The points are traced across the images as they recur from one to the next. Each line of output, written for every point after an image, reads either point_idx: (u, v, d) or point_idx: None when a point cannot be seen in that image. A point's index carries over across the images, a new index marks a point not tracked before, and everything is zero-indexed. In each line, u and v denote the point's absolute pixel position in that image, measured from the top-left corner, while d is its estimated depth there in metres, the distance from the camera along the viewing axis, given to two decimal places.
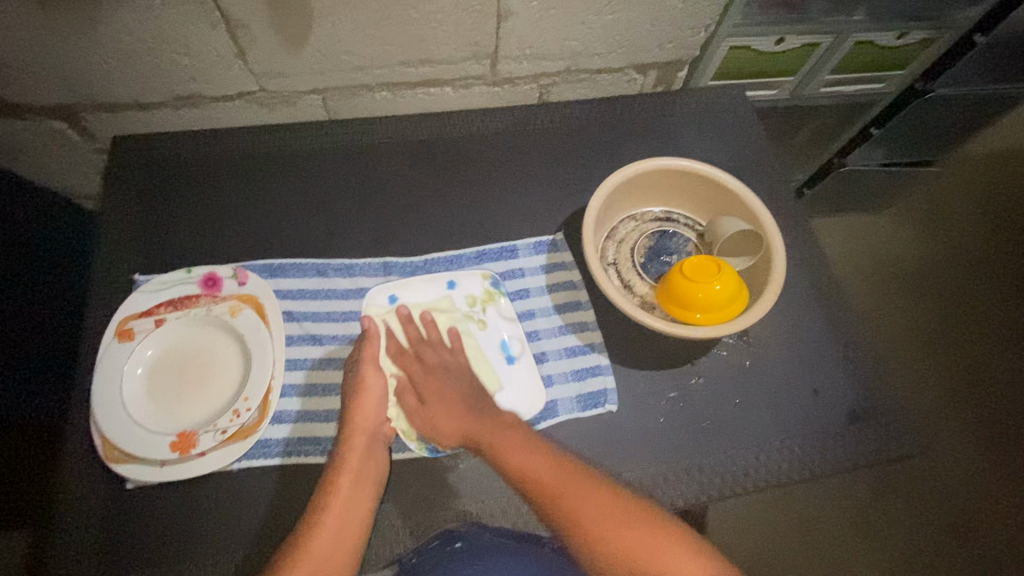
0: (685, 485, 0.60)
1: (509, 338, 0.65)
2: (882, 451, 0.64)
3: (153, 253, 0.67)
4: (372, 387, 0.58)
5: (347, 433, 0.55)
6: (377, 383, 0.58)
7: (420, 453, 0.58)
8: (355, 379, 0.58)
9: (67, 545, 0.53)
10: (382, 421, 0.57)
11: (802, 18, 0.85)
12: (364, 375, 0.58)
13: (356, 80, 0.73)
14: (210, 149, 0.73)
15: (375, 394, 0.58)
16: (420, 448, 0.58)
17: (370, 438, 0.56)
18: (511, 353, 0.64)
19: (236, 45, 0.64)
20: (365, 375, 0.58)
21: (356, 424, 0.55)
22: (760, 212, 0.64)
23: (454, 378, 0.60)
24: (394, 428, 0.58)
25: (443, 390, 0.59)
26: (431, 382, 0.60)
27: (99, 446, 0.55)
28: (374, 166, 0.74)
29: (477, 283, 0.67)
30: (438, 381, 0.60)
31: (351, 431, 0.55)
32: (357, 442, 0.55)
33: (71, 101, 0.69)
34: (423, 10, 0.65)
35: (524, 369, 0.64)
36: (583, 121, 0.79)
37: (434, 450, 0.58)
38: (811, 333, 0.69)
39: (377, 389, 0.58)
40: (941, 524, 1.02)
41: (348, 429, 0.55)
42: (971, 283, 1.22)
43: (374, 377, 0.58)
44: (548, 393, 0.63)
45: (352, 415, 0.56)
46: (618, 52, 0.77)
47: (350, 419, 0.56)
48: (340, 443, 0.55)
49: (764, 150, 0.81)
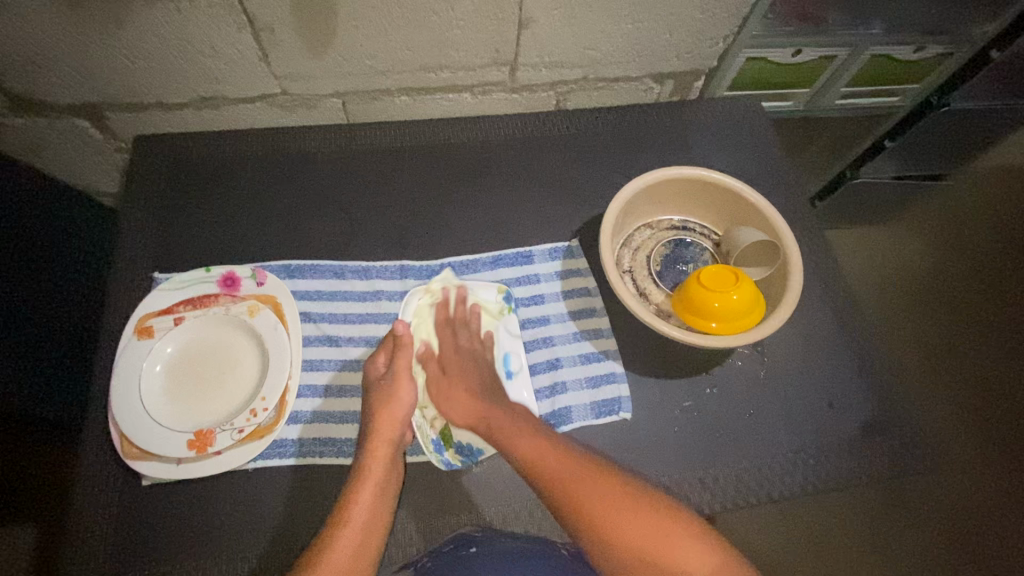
0: (698, 493, 0.60)
1: (511, 354, 0.64)
2: (897, 464, 0.63)
3: (173, 252, 0.67)
4: (403, 397, 0.57)
5: (371, 442, 0.55)
6: (409, 394, 0.57)
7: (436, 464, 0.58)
8: (387, 386, 0.58)
9: (84, 542, 0.53)
10: (403, 432, 0.57)
11: (819, 31, 0.85)
12: (398, 385, 0.57)
13: (376, 84, 0.73)
14: (231, 150, 0.74)
15: (405, 405, 0.57)
16: (436, 457, 0.59)
17: (392, 449, 0.55)
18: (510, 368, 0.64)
19: (259, 47, 0.65)
20: (398, 386, 0.57)
21: (381, 433, 0.55)
22: (777, 222, 0.64)
23: (476, 367, 0.61)
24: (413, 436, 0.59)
25: (466, 373, 0.60)
26: (458, 364, 0.61)
27: (117, 442, 0.55)
28: (392, 169, 0.75)
29: (491, 294, 0.66)
30: (461, 364, 0.61)
31: (375, 441, 0.55)
32: (380, 451, 0.55)
33: (96, 100, 0.69)
34: (446, 16, 0.65)
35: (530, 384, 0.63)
36: (599, 129, 0.80)
37: (450, 463, 0.59)
38: (827, 345, 0.69)
39: (408, 397, 0.57)
40: (950, 539, 1.01)
41: (370, 437, 0.55)
42: (983, 296, 1.21)
43: (407, 387, 0.58)
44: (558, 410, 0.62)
45: (375, 426, 0.55)
46: (637, 61, 0.77)
47: (375, 429, 0.55)
48: (363, 451, 0.54)
49: (780, 161, 0.81)
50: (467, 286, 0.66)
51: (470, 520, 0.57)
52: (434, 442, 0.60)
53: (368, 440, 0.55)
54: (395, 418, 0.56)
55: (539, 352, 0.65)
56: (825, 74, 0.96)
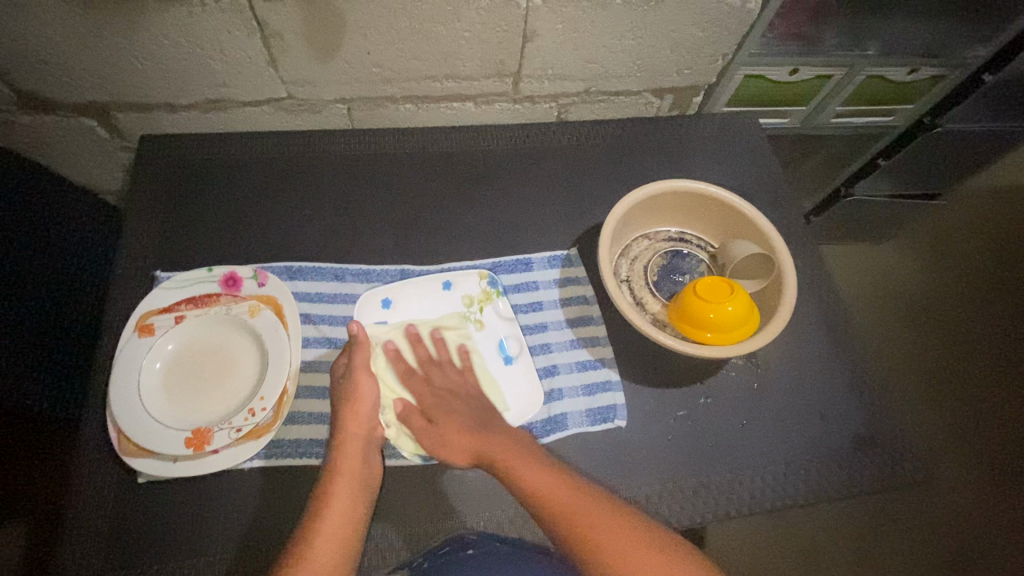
0: (691, 502, 0.60)
1: (507, 338, 0.66)
2: (887, 478, 0.64)
3: (176, 251, 0.68)
4: (365, 394, 0.57)
5: (341, 438, 0.55)
6: (370, 390, 0.58)
7: (412, 459, 0.59)
8: (349, 385, 0.57)
9: (78, 539, 0.54)
10: (374, 427, 0.57)
11: (817, 51, 0.87)
12: (357, 384, 0.57)
13: (381, 92, 0.74)
14: (236, 152, 0.75)
15: (368, 401, 0.57)
16: (412, 454, 0.59)
17: (362, 444, 0.56)
18: (508, 353, 0.65)
19: (269, 53, 0.66)
20: (359, 382, 0.57)
21: (348, 430, 0.56)
22: (772, 236, 0.66)
23: (461, 400, 0.61)
24: (386, 433, 0.59)
25: (450, 409, 0.60)
26: (442, 405, 0.60)
27: (116, 438, 0.55)
28: (396, 173, 0.76)
29: (475, 283, 0.68)
30: (445, 403, 0.61)
31: (343, 437, 0.55)
32: (350, 446, 0.55)
33: (104, 99, 0.70)
34: (452, 27, 0.67)
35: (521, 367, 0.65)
36: (599, 141, 0.81)
37: (426, 456, 0.59)
38: (819, 358, 0.70)
39: (370, 395, 0.57)
40: (943, 558, 1.01)
41: (339, 433, 0.56)
42: (973, 314, 1.23)
43: (367, 384, 0.58)
44: (507, 377, 0.64)
45: (342, 422, 0.56)
46: (638, 76, 0.79)
47: (341, 426, 0.56)
48: (333, 448, 0.55)
49: (777, 177, 0.83)
50: (449, 279, 0.68)
51: (462, 524, 0.57)
52: (412, 438, 0.60)
53: (337, 437, 0.55)
54: (361, 414, 0.57)
55: (519, 348, 0.66)
56: (821, 94, 0.97)
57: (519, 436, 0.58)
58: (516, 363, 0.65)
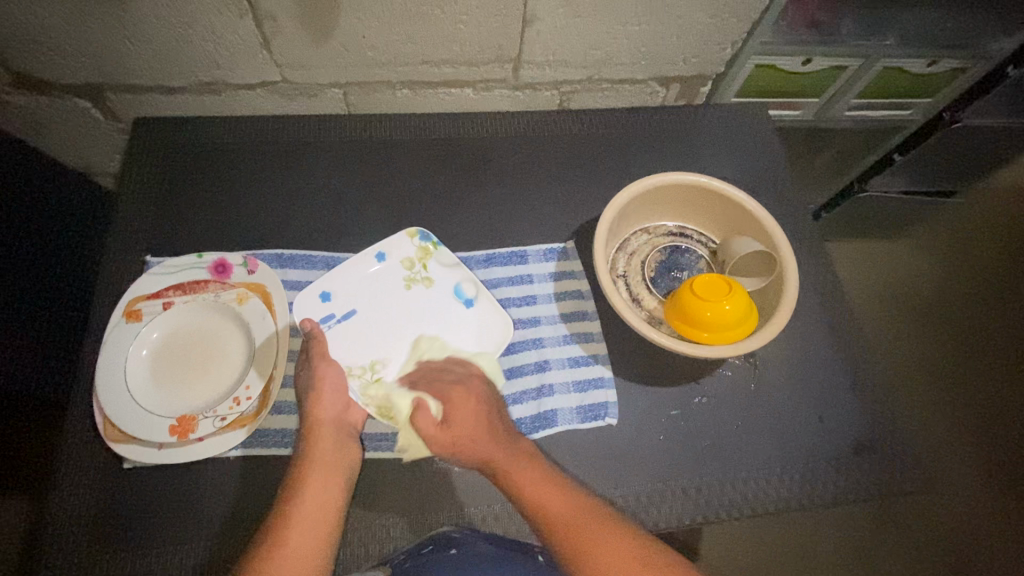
0: (680, 503, 0.59)
1: (460, 282, 0.65)
2: (886, 483, 0.62)
3: (167, 235, 0.67)
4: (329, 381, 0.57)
5: (311, 424, 0.55)
6: (334, 376, 0.57)
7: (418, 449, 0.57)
8: (310, 376, 0.57)
9: (61, 522, 0.54)
10: (342, 411, 0.57)
11: (831, 40, 0.84)
12: (317, 370, 0.57)
13: (378, 76, 0.73)
14: (229, 135, 0.74)
15: (332, 385, 0.57)
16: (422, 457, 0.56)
17: (333, 428, 0.55)
18: (466, 297, 0.64)
19: (261, 34, 0.65)
20: (318, 370, 0.57)
21: (318, 415, 0.55)
22: (775, 232, 0.63)
23: (476, 397, 0.56)
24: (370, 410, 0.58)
25: (468, 408, 0.55)
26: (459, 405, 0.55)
27: (99, 424, 0.55)
28: (390, 159, 0.74)
29: (405, 244, 0.66)
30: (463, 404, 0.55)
31: (312, 424, 0.55)
32: (321, 431, 0.54)
33: (97, 80, 0.70)
34: (449, 10, 0.65)
35: (484, 305, 0.64)
36: (600, 129, 0.79)
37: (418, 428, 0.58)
38: (820, 358, 0.68)
39: (332, 379, 0.57)
40: (941, 564, 1.00)
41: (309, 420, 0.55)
42: (986, 314, 1.20)
43: (328, 369, 0.57)
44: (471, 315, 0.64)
45: (310, 408, 0.56)
46: (643, 63, 0.76)
47: (307, 413, 0.55)
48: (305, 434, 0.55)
49: (785, 171, 0.80)
50: (377, 250, 0.65)
51: (448, 518, 0.56)
52: None
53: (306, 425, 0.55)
54: (326, 400, 0.56)
55: (475, 289, 0.64)
56: (836, 84, 0.94)
57: (514, 439, 0.55)
58: (476, 303, 0.64)
